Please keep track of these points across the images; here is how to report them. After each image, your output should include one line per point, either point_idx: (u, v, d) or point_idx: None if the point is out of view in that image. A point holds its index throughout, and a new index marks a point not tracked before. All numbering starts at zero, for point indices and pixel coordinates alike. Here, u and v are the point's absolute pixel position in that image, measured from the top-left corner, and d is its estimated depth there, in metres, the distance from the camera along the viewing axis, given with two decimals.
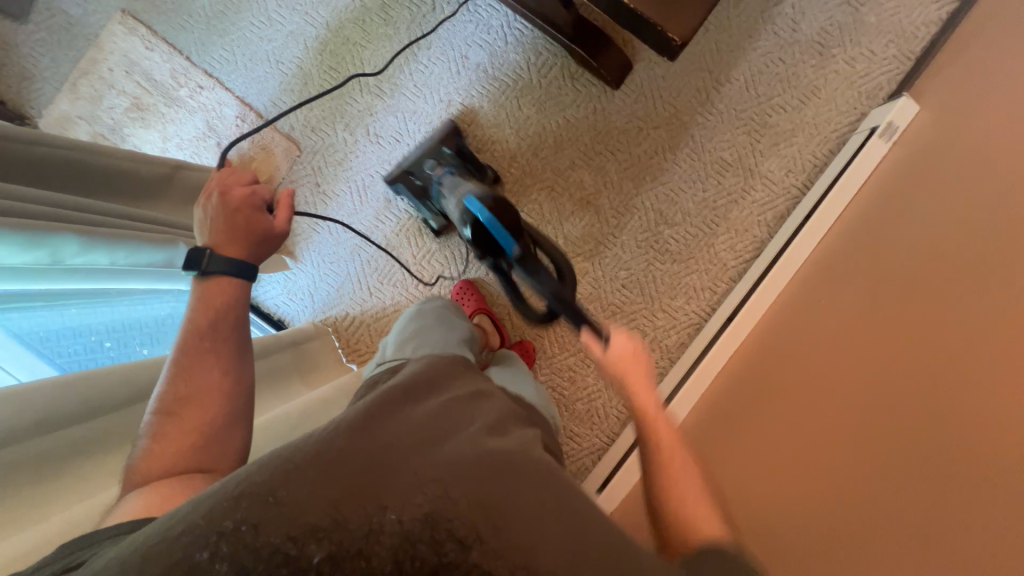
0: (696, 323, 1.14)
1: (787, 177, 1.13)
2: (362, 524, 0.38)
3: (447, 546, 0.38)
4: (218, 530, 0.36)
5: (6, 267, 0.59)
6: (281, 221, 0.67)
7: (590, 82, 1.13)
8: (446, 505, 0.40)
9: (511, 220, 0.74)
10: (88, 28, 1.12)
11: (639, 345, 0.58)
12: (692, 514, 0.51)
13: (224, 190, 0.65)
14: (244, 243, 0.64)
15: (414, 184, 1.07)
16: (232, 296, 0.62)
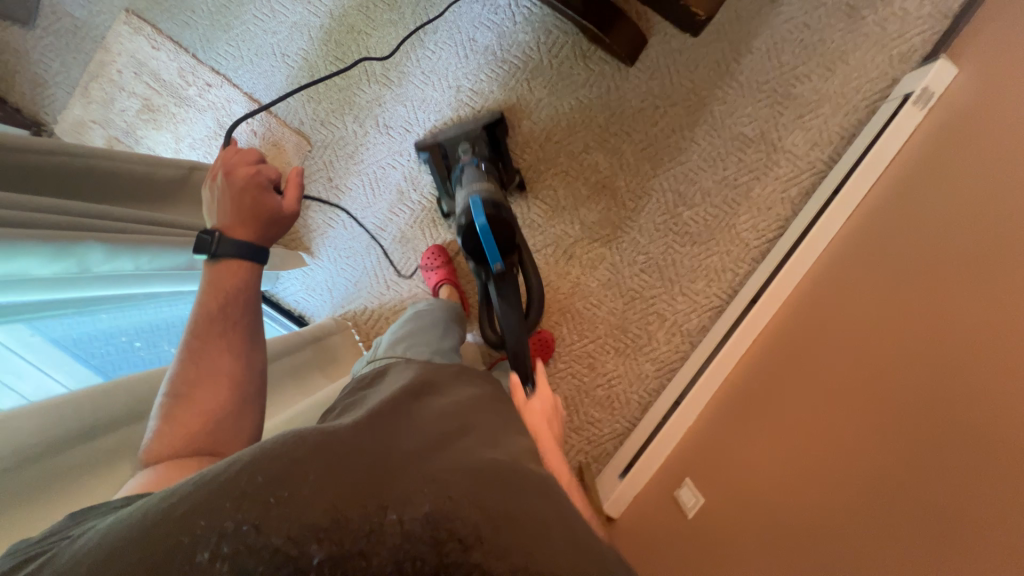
0: (718, 306, 1.12)
1: (812, 151, 1.08)
2: (362, 524, 0.34)
3: (449, 547, 0.34)
4: (221, 528, 0.33)
5: (37, 278, 0.60)
6: (290, 204, 0.70)
7: (603, 60, 1.09)
8: (449, 504, 0.37)
9: (505, 237, 0.84)
10: (94, 30, 1.11)
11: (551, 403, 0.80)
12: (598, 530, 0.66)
13: (229, 171, 0.67)
14: (254, 226, 0.65)
15: (441, 162, 1.05)
16: (240, 278, 0.63)
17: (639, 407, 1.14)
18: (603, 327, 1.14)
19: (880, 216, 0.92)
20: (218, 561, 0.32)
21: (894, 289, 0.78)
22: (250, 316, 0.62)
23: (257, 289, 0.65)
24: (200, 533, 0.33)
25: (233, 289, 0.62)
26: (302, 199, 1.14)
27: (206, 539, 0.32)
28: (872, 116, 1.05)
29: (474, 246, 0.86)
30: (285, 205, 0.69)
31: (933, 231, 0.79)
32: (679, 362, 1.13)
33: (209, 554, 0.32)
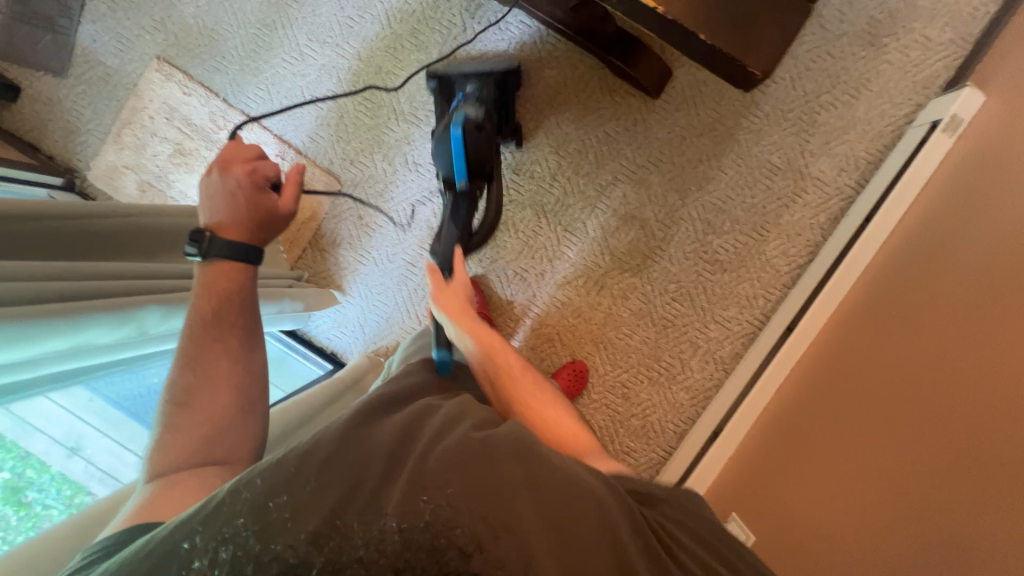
0: (751, 333, 1.12)
1: (839, 177, 1.09)
2: (362, 534, 0.40)
3: (448, 555, 0.40)
4: (219, 538, 0.41)
5: (100, 346, 0.62)
6: (286, 204, 0.71)
7: (628, 93, 1.10)
8: (446, 515, 0.41)
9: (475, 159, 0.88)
10: (126, 77, 1.13)
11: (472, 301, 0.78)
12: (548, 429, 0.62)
13: (224, 166, 0.68)
14: (245, 227, 0.67)
15: (444, 91, 1.04)
16: (233, 281, 0.66)
17: (674, 435, 1.14)
18: (636, 356, 1.14)
19: (916, 243, 0.92)
20: (218, 566, 0.40)
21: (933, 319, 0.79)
22: (248, 318, 0.67)
23: (251, 293, 0.68)
24: (198, 543, 0.41)
25: (225, 291, 0.66)
26: (333, 238, 1.15)
27: (206, 550, 0.40)
28: (897, 142, 1.06)
29: (445, 160, 0.90)
30: (281, 205, 0.70)
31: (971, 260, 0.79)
32: (713, 389, 1.13)
33: (209, 561, 0.40)
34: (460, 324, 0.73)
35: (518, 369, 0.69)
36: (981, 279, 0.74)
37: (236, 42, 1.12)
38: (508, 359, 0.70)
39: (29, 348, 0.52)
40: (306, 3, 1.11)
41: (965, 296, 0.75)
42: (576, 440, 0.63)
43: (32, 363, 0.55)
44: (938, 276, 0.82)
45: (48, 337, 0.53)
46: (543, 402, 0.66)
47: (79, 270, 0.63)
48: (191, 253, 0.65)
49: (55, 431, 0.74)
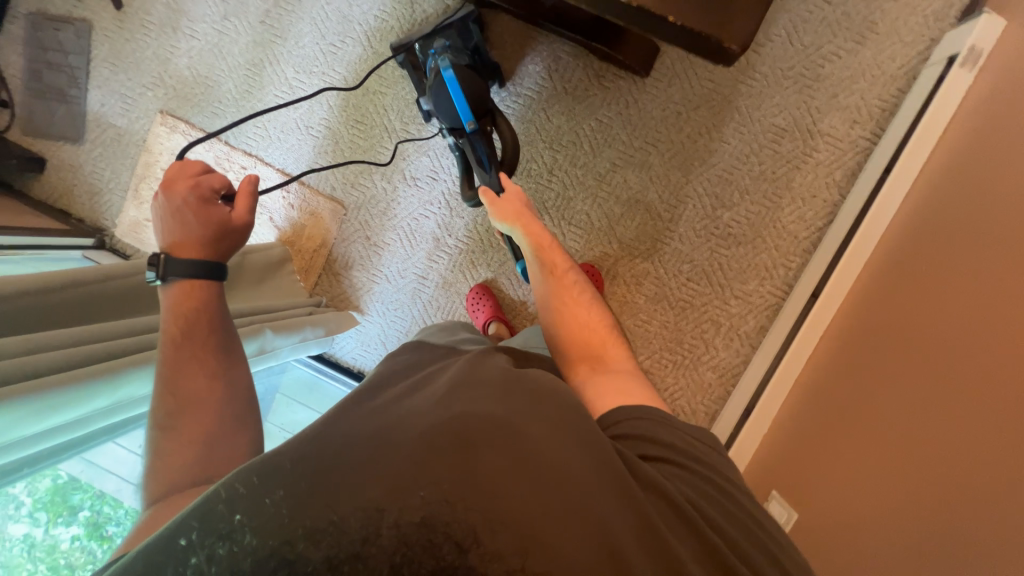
0: (774, 304, 1.09)
1: (852, 130, 1.03)
2: (359, 529, 0.39)
3: (445, 551, 0.39)
4: (217, 534, 0.39)
5: (139, 396, 0.67)
6: (239, 214, 0.68)
7: (617, 76, 1.07)
8: (444, 508, 0.40)
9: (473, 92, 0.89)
10: (135, 134, 1.19)
11: (521, 205, 0.85)
12: (585, 334, 0.70)
13: (167, 185, 0.65)
14: (198, 245, 0.64)
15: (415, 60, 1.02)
16: (195, 301, 0.63)
17: (707, 417, 1.12)
18: (658, 341, 1.12)
19: (942, 193, 0.86)
20: (214, 562, 0.38)
21: (965, 272, 0.73)
22: (217, 336, 0.63)
23: (218, 311, 0.64)
24: (193, 538, 0.39)
25: (189, 311, 0.62)
26: (345, 262, 1.18)
27: (202, 546, 0.39)
28: (913, 84, 0.99)
29: (446, 109, 0.91)
30: (233, 217, 0.67)
31: (1000, 202, 0.73)
32: (741, 366, 1.11)
33: (205, 557, 0.38)
34: (518, 228, 0.83)
35: (564, 269, 0.78)
36: (1013, 225, 0.69)
37: (229, 85, 1.16)
38: (556, 259, 0.80)
39: (80, 406, 0.59)
40: (289, 36, 1.13)
41: (997, 246, 0.70)
42: (606, 346, 0.69)
43: (84, 421, 0.62)
44: (969, 224, 0.77)
45: (95, 395, 0.60)
46: (582, 303, 0.74)
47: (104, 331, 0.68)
48: (153, 279, 0.62)
49: (122, 472, 0.81)
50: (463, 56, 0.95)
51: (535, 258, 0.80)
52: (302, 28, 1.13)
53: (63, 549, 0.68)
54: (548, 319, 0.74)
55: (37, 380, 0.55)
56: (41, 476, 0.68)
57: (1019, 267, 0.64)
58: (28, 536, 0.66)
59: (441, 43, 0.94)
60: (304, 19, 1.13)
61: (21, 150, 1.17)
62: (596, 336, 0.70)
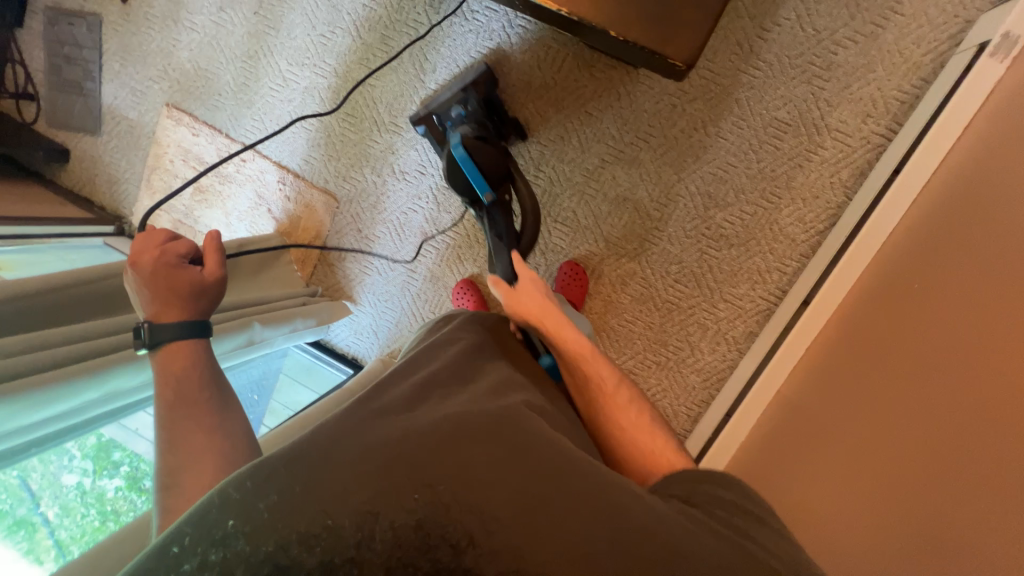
0: (765, 309, 1.04)
1: (865, 124, 0.95)
2: (354, 532, 0.40)
3: (442, 552, 0.41)
4: (210, 540, 0.39)
5: (129, 388, 0.71)
6: (211, 270, 0.70)
7: (609, 67, 1.02)
8: (441, 511, 0.42)
9: (484, 164, 0.89)
10: (146, 127, 1.25)
11: (545, 301, 0.79)
12: (634, 440, 0.65)
13: (135, 260, 0.65)
14: (183, 306, 0.65)
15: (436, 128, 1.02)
16: (187, 359, 0.62)
17: (689, 419, 1.11)
18: (641, 341, 1.11)
19: (952, 197, 0.78)
20: (207, 568, 0.39)
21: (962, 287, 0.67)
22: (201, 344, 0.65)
23: (211, 364, 0.64)
24: (187, 545, 0.39)
25: (181, 370, 0.61)
26: (339, 253, 1.22)
27: (194, 553, 0.39)
28: (939, 73, 0.90)
29: (462, 183, 0.93)
30: (207, 274, 0.69)
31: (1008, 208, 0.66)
32: (727, 370, 1.08)
33: (197, 564, 0.39)
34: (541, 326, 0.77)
35: (613, 385, 0.70)
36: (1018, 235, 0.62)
37: (228, 78, 1.19)
38: (601, 371, 0.71)
39: (73, 398, 0.63)
40: (281, 28, 1.14)
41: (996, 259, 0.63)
42: (667, 457, 0.62)
43: (80, 410, 0.67)
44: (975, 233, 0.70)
45: (86, 388, 0.65)
46: (637, 428, 0.66)
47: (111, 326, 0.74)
48: (141, 350, 0.62)
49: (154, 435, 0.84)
50: (478, 126, 0.95)
51: (578, 370, 0.72)
52: (294, 19, 1.13)
53: (109, 497, 0.76)
54: (601, 432, 0.69)
55: (28, 378, 0.59)
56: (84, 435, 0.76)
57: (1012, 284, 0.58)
58: (81, 484, 0.75)
59: (458, 111, 0.97)
60: (296, 9, 1.13)
61: (47, 141, 1.26)
62: (653, 447, 0.64)
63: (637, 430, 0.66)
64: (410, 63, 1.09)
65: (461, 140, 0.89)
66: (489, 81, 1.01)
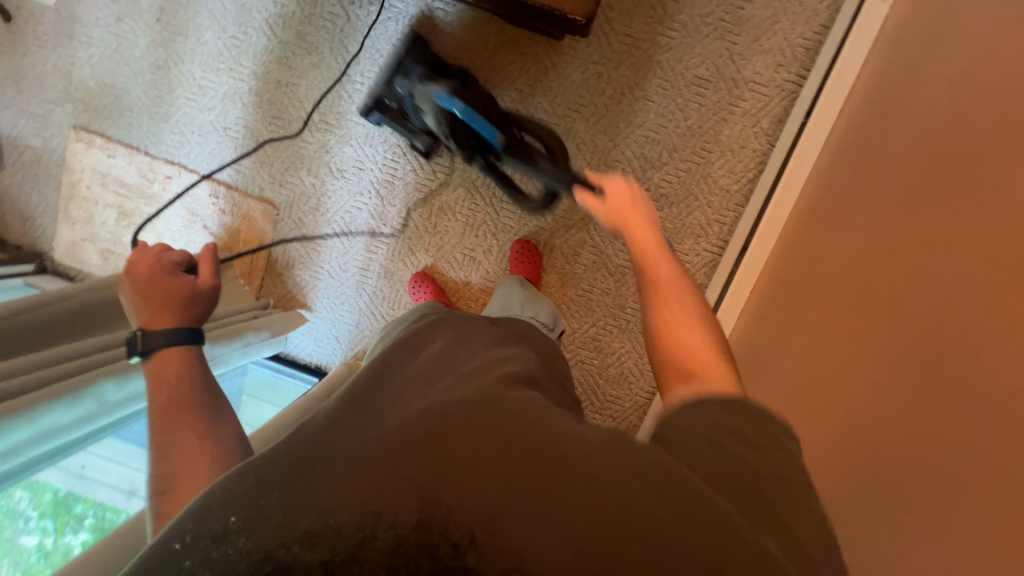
0: (712, 260, 1.08)
1: (776, 73, 1.00)
2: (355, 531, 0.36)
3: (444, 551, 0.36)
4: (211, 536, 0.37)
5: (66, 424, 0.67)
6: (204, 279, 0.70)
7: (531, 42, 1.03)
8: (437, 506, 0.37)
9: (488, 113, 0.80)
10: (53, 154, 1.16)
11: (634, 194, 0.67)
12: (682, 342, 0.53)
13: (132, 267, 0.67)
14: (176, 312, 0.64)
15: (390, 108, 1.02)
16: (178, 365, 0.59)
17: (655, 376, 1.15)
18: (600, 309, 1.13)
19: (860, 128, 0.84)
20: (208, 565, 0.36)
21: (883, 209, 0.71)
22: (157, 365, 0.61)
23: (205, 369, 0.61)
24: (188, 540, 0.37)
25: (172, 375, 0.58)
26: (286, 262, 1.17)
27: (196, 547, 0.37)
28: (834, 19, 0.96)
29: (466, 139, 0.83)
30: (198, 282, 0.69)
31: (911, 128, 0.70)
32: None
33: (200, 560, 0.36)
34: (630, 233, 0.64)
35: (676, 287, 0.57)
36: (919, 152, 0.67)
37: (138, 92, 1.11)
38: (666, 271, 0.60)
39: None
40: (189, 33, 1.08)
41: (900, 176, 0.68)
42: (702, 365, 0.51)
43: (14, 453, 0.62)
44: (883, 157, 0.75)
45: (15, 428, 0.60)
46: (684, 322, 0.55)
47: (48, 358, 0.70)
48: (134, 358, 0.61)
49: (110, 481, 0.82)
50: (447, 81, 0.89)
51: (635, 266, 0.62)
52: (201, 22, 1.07)
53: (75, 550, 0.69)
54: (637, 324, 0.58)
55: None
56: (39, 490, 0.74)
57: (914, 195, 0.63)
58: (42, 545, 0.70)
59: (403, 81, 0.96)
60: (202, 12, 1.07)
61: None
62: (710, 356, 0.52)
63: (687, 333, 0.54)
64: (332, 57, 1.06)
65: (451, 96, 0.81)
66: (420, 41, 1.00)
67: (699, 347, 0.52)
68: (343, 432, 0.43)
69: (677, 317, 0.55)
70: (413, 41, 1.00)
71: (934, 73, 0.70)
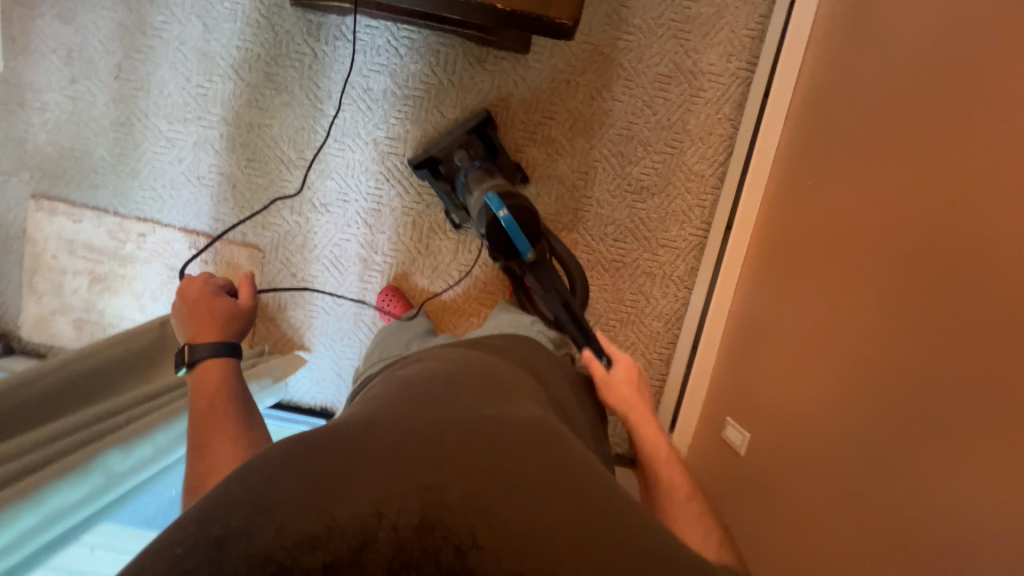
0: (699, 243, 1.13)
1: (730, 63, 1.07)
2: (358, 531, 0.36)
3: (444, 552, 0.36)
4: (214, 538, 0.35)
5: (73, 504, 0.61)
6: (244, 301, 0.84)
7: (498, 58, 1.07)
8: (441, 509, 0.38)
9: (529, 227, 0.89)
10: (12, 226, 1.09)
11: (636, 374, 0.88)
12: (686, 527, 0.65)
13: (185, 289, 0.81)
14: (217, 327, 0.76)
15: (439, 172, 1.05)
16: (218, 375, 0.68)
17: (663, 362, 1.17)
18: (600, 305, 1.16)
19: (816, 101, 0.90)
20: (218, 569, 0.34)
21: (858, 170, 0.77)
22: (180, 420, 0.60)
23: (237, 379, 0.69)
24: (192, 543, 0.35)
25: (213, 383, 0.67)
26: (277, 304, 1.14)
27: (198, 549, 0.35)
28: (773, 7, 1.04)
29: (498, 241, 0.91)
30: (240, 304, 0.83)
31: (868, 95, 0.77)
32: (682, 307, 1.15)
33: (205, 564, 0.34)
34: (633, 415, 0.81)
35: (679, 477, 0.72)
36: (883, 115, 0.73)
37: (101, 151, 1.08)
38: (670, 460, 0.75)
39: (8, 530, 0.53)
40: (150, 86, 1.06)
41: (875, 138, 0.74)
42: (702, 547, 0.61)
43: (20, 545, 0.56)
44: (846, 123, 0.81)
45: (23, 514, 0.55)
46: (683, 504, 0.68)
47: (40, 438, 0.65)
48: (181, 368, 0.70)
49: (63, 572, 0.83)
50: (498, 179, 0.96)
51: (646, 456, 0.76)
52: (163, 75, 1.06)
53: None
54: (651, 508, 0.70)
55: None
56: None
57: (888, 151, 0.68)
58: None
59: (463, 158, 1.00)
60: (162, 65, 1.05)
61: None
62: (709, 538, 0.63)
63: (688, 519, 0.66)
64: (305, 94, 1.06)
65: (507, 204, 0.88)
66: (488, 121, 1.03)
67: (701, 538, 0.63)
68: (377, 430, 0.45)
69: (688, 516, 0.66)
70: (479, 117, 1.03)
71: (880, 45, 0.77)
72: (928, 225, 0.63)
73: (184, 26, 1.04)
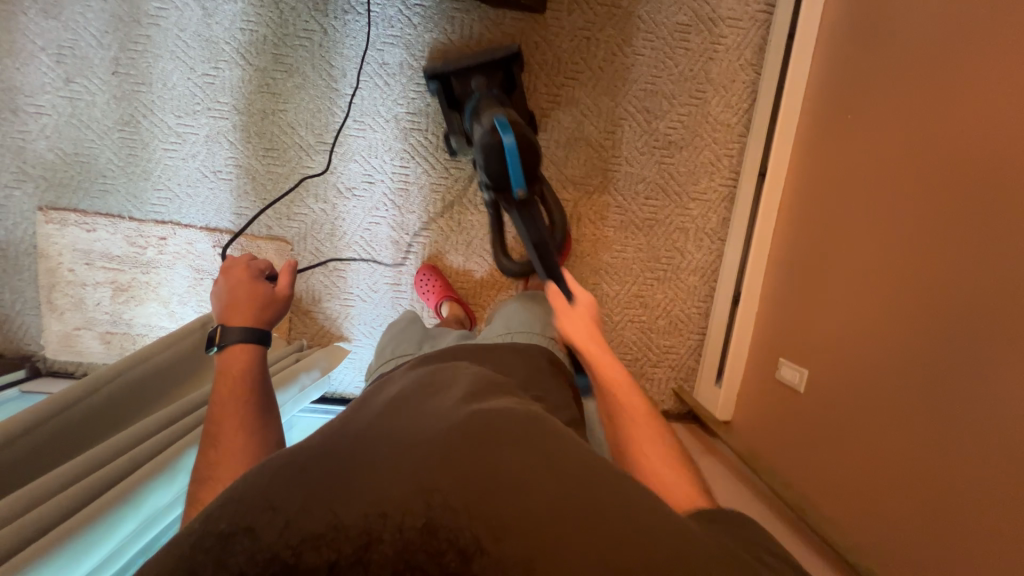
0: (728, 193, 1.13)
1: (748, 7, 1.06)
2: (359, 535, 0.35)
3: (448, 556, 0.35)
4: (227, 533, 0.35)
5: (164, 505, 0.60)
6: (281, 289, 0.80)
7: (515, 20, 1.03)
8: (445, 512, 0.37)
9: (527, 162, 0.85)
10: (21, 243, 1.04)
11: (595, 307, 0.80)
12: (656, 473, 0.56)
13: (229, 267, 0.80)
14: (252, 307, 0.75)
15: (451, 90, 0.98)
16: (242, 359, 0.70)
17: (702, 316, 1.19)
18: (637, 265, 1.16)
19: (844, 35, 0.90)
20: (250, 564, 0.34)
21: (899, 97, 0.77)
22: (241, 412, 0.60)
23: (261, 368, 0.70)
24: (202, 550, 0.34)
25: (237, 372, 0.67)
26: (312, 296, 1.12)
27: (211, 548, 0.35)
28: None
29: (494, 171, 0.86)
30: (278, 290, 0.80)
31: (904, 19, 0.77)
32: (717, 260, 1.16)
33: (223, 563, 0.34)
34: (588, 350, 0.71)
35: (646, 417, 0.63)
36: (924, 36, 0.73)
37: (107, 155, 1.02)
38: (634, 398, 0.65)
39: (110, 538, 0.52)
40: (152, 80, 1.00)
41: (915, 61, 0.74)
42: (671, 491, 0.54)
43: (121, 549, 0.55)
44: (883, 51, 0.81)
45: (122, 521, 0.53)
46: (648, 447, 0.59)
47: (115, 445, 0.63)
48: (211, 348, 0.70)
49: None
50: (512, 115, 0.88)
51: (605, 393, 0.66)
52: (164, 66, 1.00)
53: None
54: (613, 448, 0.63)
55: (54, 531, 0.48)
56: None
57: None
58: None
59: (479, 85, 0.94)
60: (163, 56, 1.00)
61: None
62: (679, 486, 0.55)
63: (658, 464, 0.57)
64: (318, 74, 1.02)
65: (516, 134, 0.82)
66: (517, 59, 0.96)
67: (673, 484, 0.55)
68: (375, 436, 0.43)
69: (661, 466, 0.57)
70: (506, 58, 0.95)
71: None
72: (987, 139, 0.63)
73: (182, 11, 0.98)
